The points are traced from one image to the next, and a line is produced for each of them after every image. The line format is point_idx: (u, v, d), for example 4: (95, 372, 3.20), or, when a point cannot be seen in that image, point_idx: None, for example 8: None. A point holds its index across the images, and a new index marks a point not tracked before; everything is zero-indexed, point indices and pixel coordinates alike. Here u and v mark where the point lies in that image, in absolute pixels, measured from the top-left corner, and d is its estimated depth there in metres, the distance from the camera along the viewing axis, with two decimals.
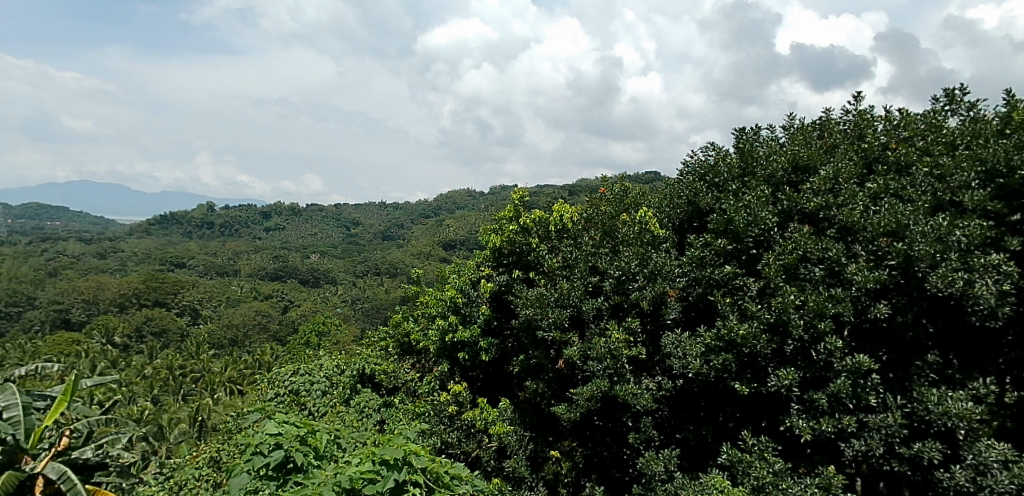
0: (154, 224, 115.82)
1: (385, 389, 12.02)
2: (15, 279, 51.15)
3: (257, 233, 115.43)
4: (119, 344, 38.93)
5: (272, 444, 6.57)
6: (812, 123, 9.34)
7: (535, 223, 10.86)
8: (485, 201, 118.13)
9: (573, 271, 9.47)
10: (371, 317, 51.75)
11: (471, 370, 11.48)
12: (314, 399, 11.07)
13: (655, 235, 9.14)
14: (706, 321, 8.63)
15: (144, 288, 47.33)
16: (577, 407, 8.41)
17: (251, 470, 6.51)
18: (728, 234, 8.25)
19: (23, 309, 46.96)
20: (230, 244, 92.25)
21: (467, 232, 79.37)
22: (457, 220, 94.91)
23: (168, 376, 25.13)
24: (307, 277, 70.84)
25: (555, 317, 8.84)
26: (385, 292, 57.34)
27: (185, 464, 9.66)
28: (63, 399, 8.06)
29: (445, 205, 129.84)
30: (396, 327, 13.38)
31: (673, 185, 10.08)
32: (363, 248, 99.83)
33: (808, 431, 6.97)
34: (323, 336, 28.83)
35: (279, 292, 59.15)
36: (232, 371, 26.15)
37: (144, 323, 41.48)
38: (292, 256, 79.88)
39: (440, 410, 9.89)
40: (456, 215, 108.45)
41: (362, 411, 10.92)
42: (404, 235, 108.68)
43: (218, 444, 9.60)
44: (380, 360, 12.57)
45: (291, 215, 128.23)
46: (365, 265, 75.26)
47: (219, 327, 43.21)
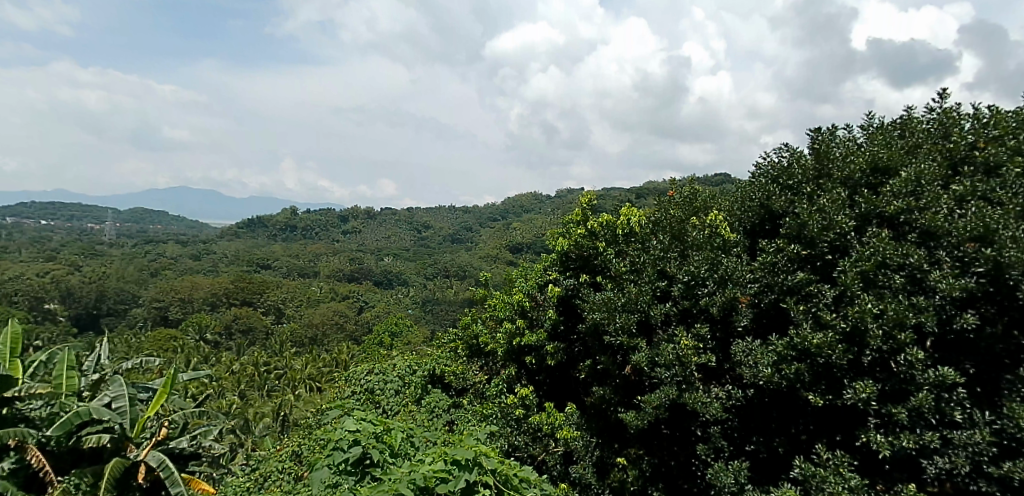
0: (242, 227, 122.57)
1: (454, 390, 12.37)
2: (121, 277, 55.45)
3: (334, 236, 119.64)
4: (210, 340, 41.45)
5: (351, 440, 6.96)
6: (892, 123, 9.04)
7: (603, 227, 10.98)
8: (552, 205, 117.68)
9: (640, 275, 9.54)
10: (441, 318, 52.54)
11: (537, 374, 11.69)
12: (388, 398, 11.48)
13: (726, 239, 9.11)
14: (778, 329, 8.42)
15: (233, 288, 50.13)
16: (645, 414, 8.43)
17: (331, 465, 6.88)
18: (801, 240, 8.08)
19: (129, 307, 50.95)
20: (310, 247, 96.05)
21: (534, 234, 79.14)
22: (525, 223, 94.92)
23: (255, 373, 26.57)
24: (381, 278, 72.82)
25: (622, 322, 8.94)
26: (453, 294, 58.01)
27: (269, 456, 10.26)
28: (164, 392, 8.79)
29: (513, 209, 130.37)
30: (466, 329, 13.74)
31: (743, 188, 9.94)
32: (434, 251, 101.52)
33: (886, 447, 6.76)
34: (396, 336, 29.57)
35: (355, 292, 61.11)
36: (312, 368, 27.31)
37: (233, 321, 43.90)
38: (367, 258, 82.34)
39: (508, 413, 10.31)
40: (523, 219, 108.51)
41: (433, 411, 11.29)
42: (474, 239, 109.81)
43: (300, 439, 10.15)
44: (450, 361, 12.95)
45: (365, 219, 131.94)
46: (435, 266, 76.50)
47: (301, 327, 45.06)
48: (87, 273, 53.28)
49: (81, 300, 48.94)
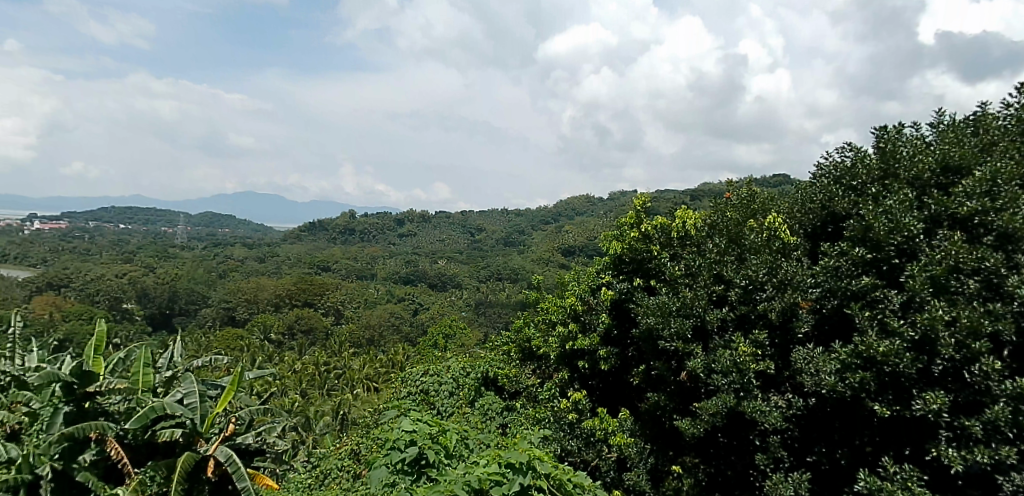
0: (303, 231, 126.44)
1: (507, 393, 12.46)
2: (192, 278, 58.03)
3: (390, 238, 121.98)
4: (274, 340, 42.93)
5: (408, 440, 7.12)
6: (964, 120, 8.66)
7: (657, 230, 10.88)
8: (605, 208, 116.81)
9: (695, 279, 9.42)
10: (494, 320, 52.84)
11: (590, 379, 11.64)
12: (442, 399, 11.65)
13: (786, 242, 8.87)
14: (842, 336, 8.21)
15: (295, 289, 51.77)
16: (701, 422, 8.31)
17: (389, 464, 7.01)
18: (866, 242, 7.78)
19: (199, 307, 53.24)
20: (368, 250, 98.15)
21: (587, 236, 78.68)
22: (578, 226, 94.52)
23: (315, 372, 27.38)
24: (435, 281, 73.75)
25: (677, 327, 8.84)
26: (506, 297, 58.26)
27: (330, 454, 10.58)
28: (232, 389, 9.19)
29: (566, 212, 130.09)
30: (518, 332, 13.81)
31: (803, 189, 9.68)
32: (487, 253, 102.26)
33: (958, 461, 6.45)
34: (450, 338, 29.93)
35: (410, 294, 62.12)
36: (370, 369, 27.91)
37: (295, 321, 45.36)
38: (422, 261, 83.61)
39: (561, 417, 10.43)
40: (575, 222, 108.08)
41: (487, 414, 11.38)
42: (527, 242, 110.06)
43: (358, 438, 10.41)
44: (503, 364, 13.05)
45: (420, 222, 133.91)
46: (488, 269, 76.99)
47: (359, 328, 46.14)
48: (160, 275, 56.12)
49: (156, 301, 51.61)
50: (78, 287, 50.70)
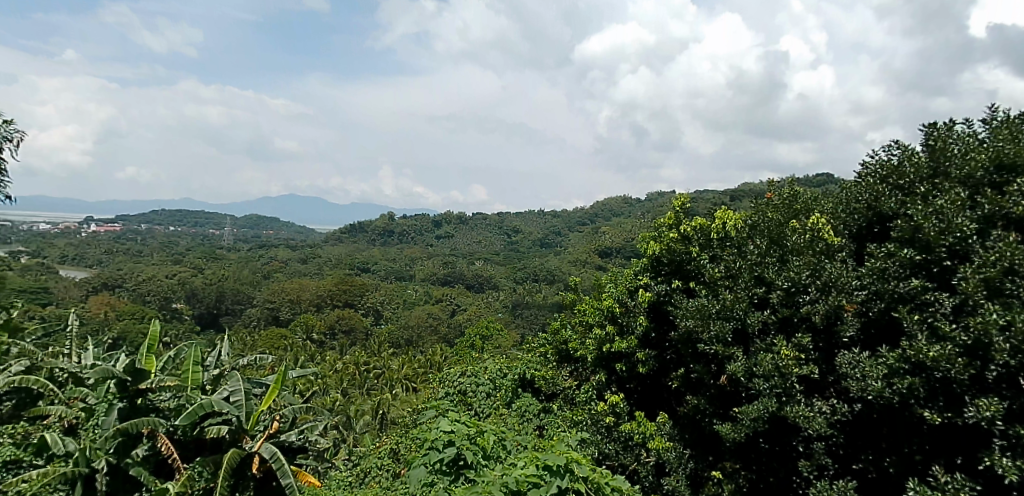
0: (344, 232, 128.65)
1: (544, 395, 12.48)
2: (238, 279, 59.64)
3: (428, 240, 123.08)
4: (316, 340, 43.80)
5: (446, 440, 7.18)
6: (1020, 115, 8.33)
7: (696, 231, 10.77)
8: (643, 208, 115.70)
9: (736, 281, 9.28)
10: (531, 322, 52.81)
11: (627, 382, 11.56)
12: (480, 400, 11.72)
13: (830, 243, 8.69)
14: (890, 341, 7.98)
15: (336, 290, 52.71)
16: (743, 427, 8.18)
17: (428, 464, 7.09)
18: (915, 244, 7.56)
19: (244, 306, 54.74)
20: (406, 251, 99.30)
21: (624, 237, 78.03)
22: (615, 227, 93.85)
23: (356, 372, 27.85)
24: (472, 282, 74.09)
25: (716, 330, 8.73)
26: (543, 299, 58.19)
27: (369, 453, 10.75)
28: (275, 387, 9.40)
29: (603, 213, 129.33)
30: (555, 334, 13.81)
31: (848, 189, 9.45)
32: (523, 255, 102.35)
33: (1013, 472, 6.17)
34: (487, 339, 30.08)
35: (448, 295, 62.57)
36: (408, 369, 28.24)
37: (336, 321, 46.24)
38: (459, 262, 84.16)
39: (598, 420, 10.35)
40: (613, 223, 107.33)
41: (524, 415, 11.41)
42: (563, 243, 109.75)
43: (397, 437, 10.56)
44: (540, 366, 13.08)
45: (457, 223, 134.75)
46: (525, 270, 77.03)
47: (398, 329, 46.71)
48: (208, 275, 57.83)
49: (204, 300, 53.25)
50: (131, 288, 52.65)
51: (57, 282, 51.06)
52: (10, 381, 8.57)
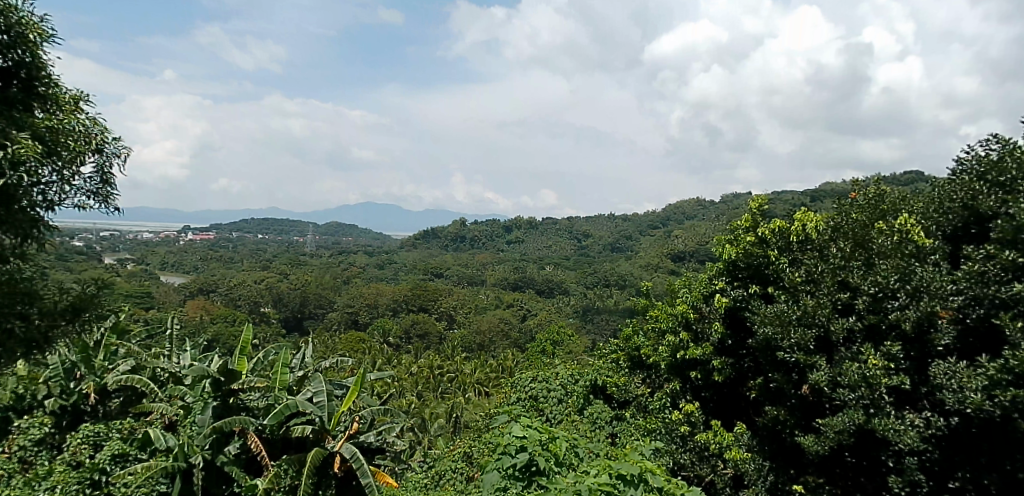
0: (417, 238, 131.70)
1: (616, 402, 12.41)
2: (318, 284, 62.09)
3: (499, 245, 124.10)
4: (392, 343, 45.03)
5: (518, 446, 7.22)
6: None
7: (774, 233, 10.45)
8: (717, 211, 112.54)
9: (818, 286, 8.94)
10: (602, 328, 52.23)
11: (703, 390, 11.31)
12: (552, 406, 11.67)
13: (921, 245, 8.24)
14: (990, 350, 7.43)
15: (410, 295, 53.93)
16: (827, 439, 7.87)
17: (501, 469, 7.15)
18: (1017, 245, 7.03)
19: (325, 311, 56.91)
20: (478, 257, 100.45)
21: (698, 241, 76.05)
22: (688, 230, 91.72)
23: (430, 375, 28.43)
24: (543, 287, 74.11)
25: (798, 338, 8.44)
26: (615, 304, 57.55)
27: (444, 455, 10.98)
28: (355, 389, 9.78)
29: (675, 216, 126.71)
30: (627, 340, 13.68)
31: (940, 187, 8.91)
32: (594, 259, 101.59)
33: None
34: (559, 344, 30.02)
35: (519, 300, 62.83)
36: (481, 373, 28.56)
37: (411, 326, 47.40)
38: (530, 267, 84.38)
39: (672, 429, 10.22)
40: (685, 227, 104.95)
41: (596, 422, 11.35)
42: (635, 248, 108.20)
43: (471, 441, 10.72)
44: (612, 372, 12.98)
45: (528, 228, 135.25)
46: (596, 275, 76.39)
47: (470, 333, 47.30)
48: (292, 280, 60.51)
49: (290, 305, 55.78)
50: (223, 292, 55.82)
51: (158, 287, 54.73)
52: (117, 379, 9.32)
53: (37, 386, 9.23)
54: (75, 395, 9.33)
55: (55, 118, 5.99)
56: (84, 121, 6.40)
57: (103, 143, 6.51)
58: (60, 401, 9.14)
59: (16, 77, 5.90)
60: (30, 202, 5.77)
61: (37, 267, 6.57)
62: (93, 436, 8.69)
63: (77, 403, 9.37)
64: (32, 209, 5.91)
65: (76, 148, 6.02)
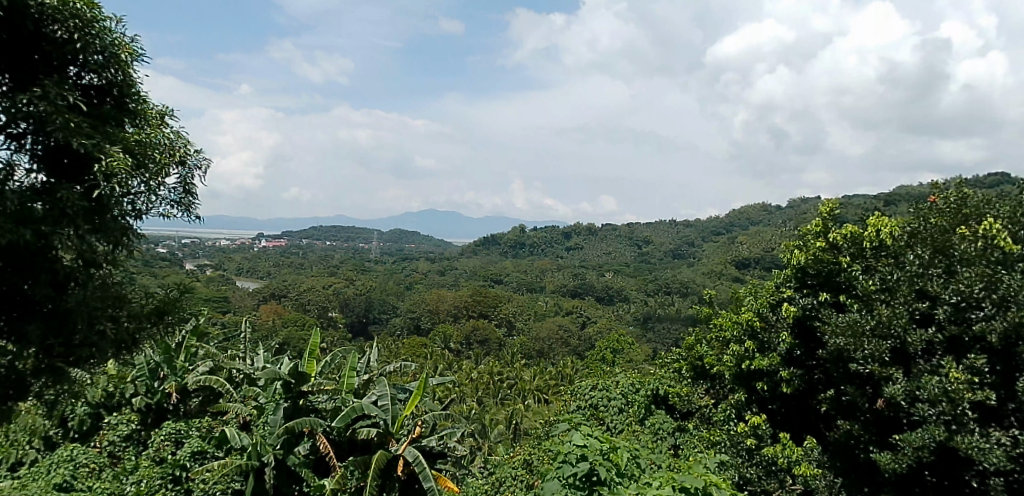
0: (477, 244, 133.00)
1: (679, 413, 12.20)
2: (382, 289, 63.57)
3: (558, 251, 123.88)
4: (453, 349, 45.58)
5: (579, 455, 7.19)
6: None
7: (846, 239, 10.07)
8: (783, 216, 108.97)
9: (894, 295, 8.54)
10: (664, 336, 51.32)
11: (770, 402, 11.03)
12: (612, 416, 11.44)
13: (1008, 252, 7.78)
14: None
15: (471, 301, 54.50)
16: (904, 457, 7.52)
17: (561, 477, 7.12)
18: None
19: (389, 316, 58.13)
20: (537, 263, 100.55)
21: (764, 247, 73.79)
22: (753, 236, 89.16)
23: (490, 381, 28.64)
24: (602, 294, 73.48)
25: (872, 349, 8.09)
26: (677, 313, 56.50)
27: (504, 462, 11.05)
28: (419, 393, 9.97)
29: (739, 222, 123.40)
30: (690, 349, 13.43)
31: None
32: (655, 266, 100.05)
33: None
34: (620, 352, 29.68)
35: (578, 307, 62.51)
36: (541, 380, 28.54)
37: (472, 332, 47.93)
38: (589, 274, 83.88)
39: (738, 442, 10.05)
40: (750, 233, 102.07)
41: (658, 433, 11.19)
42: (697, 254, 105.99)
43: (531, 449, 10.73)
44: (675, 382, 12.77)
45: (587, 234, 134.47)
46: (657, 283, 75.19)
47: (529, 340, 47.38)
48: (357, 286, 62.21)
49: (355, 310, 57.33)
50: (292, 297, 57.95)
51: (233, 292, 57.28)
52: (197, 380, 9.82)
53: (126, 385, 10.00)
54: (158, 394, 9.90)
55: (144, 132, 6.12)
56: (169, 134, 6.55)
57: (185, 155, 6.65)
58: (146, 399, 9.83)
59: (109, 94, 5.97)
60: (122, 211, 5.89)
61: (125, 271, 6.58)
62: (175, 433, 9.20)
63: (161, 401, 9.97)
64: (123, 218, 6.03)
65: (163, 160, 6.14)
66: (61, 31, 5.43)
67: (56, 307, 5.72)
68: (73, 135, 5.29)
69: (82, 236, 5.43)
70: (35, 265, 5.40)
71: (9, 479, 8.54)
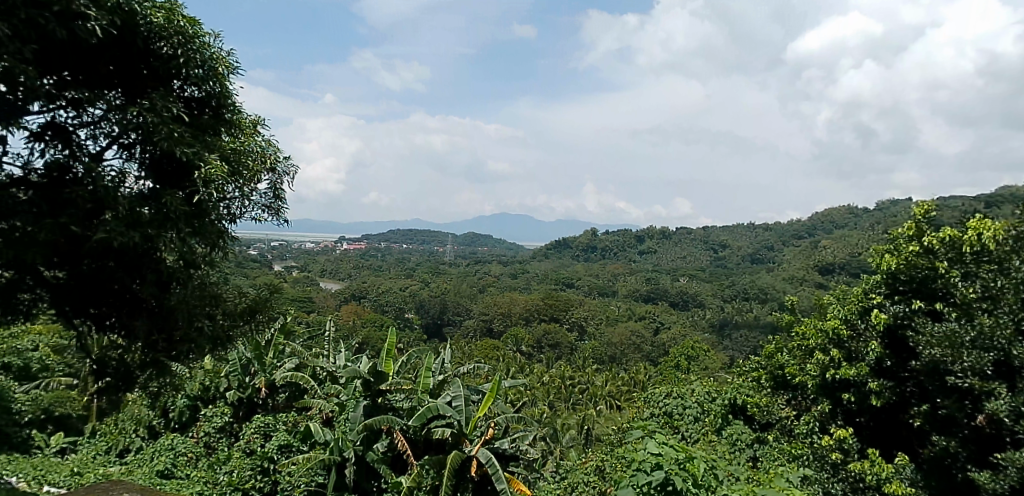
0: (548, 248, 133.17)
1: (758, 424, 11.78)
2: (455, 292, 64.64)
3: (631, 256, 122.26)
4: (525, 352, 45.81)
5: (654, 464, 7.06)
6: None
7: (943, 244, 9.49)
8: (871, 219, 103.43)
9: (996, 304, 7.97)
10: (741, 344, 49.67)
11: (857, 415, 10.55)
12: (687, 425, 11.14)
13: None
14: None
15: (543, 304, 54.58)
16: (1005, 477, 6.97)
17: (635, 485, 7.01)
18: None
19: (462, 318, 59.13)
20: (608, 267, 99.64)
21: (850, 252, 70.20)
22: (837, 240, 85.09)
23: (562, 386, 28.57)
24: (676, 299, 71.95)
25: (971, 362, 7.58)
26: (755, 320, 54.56)
27: (576, 467, 10.98)
28: (491, 395, 10.03)
29: (822, 226, 117.99)
30: (770, 358, 12.96)
31: None
32: (731, 271, 97.09)
33: None
34: (695, 360, 28.96)
35: (651, 313, 61.43)
36: (613, 386, 28.24)
37: (543, 336, 48.03)
38: (662, 279, 82.34)
39: (823, 456, 9.66)
40: (834, 237, 97.39)
41: (736, 444, 10.83)
42: (776, 259, 102.11)
43: (603, 455, 10.63)
44: (753, 392, 12.34)
45: (660, 238, 132.09)
46: (734, 288, 72.95)
47: (601, 345, 46.99)
48: (432, 288, 63.52)
49: (430, 311, 58.60)
50: (371, 298, 59.84)
51: (315, 292, 59.72)
52: (284, 376, 10.28)
53: (220, 379, 10.56)
54: (249, 388, 10.43)
55: (239, 140, 6.46)
56: (261, 142, 6.89)
57: (276, 162, 6.98)
58: (238, 393, 10.35)
59: (207, 106, 6.33)
60: (218, 215, 6.24)
61: (221, 272, 6.92)
62: (264, 426, 9.65)
63: (251, 395, 10.48)
64: (219, 221, 6.40)
65: (257, 168, 6.46)
66: (167, 48, 5.82)
67: (161, 304, 6.10)
68: (176, 143, 5.65)
69: (184, 239, 5.75)
70: (141, 265, 5.76)
71: (118, 465, 9.26)
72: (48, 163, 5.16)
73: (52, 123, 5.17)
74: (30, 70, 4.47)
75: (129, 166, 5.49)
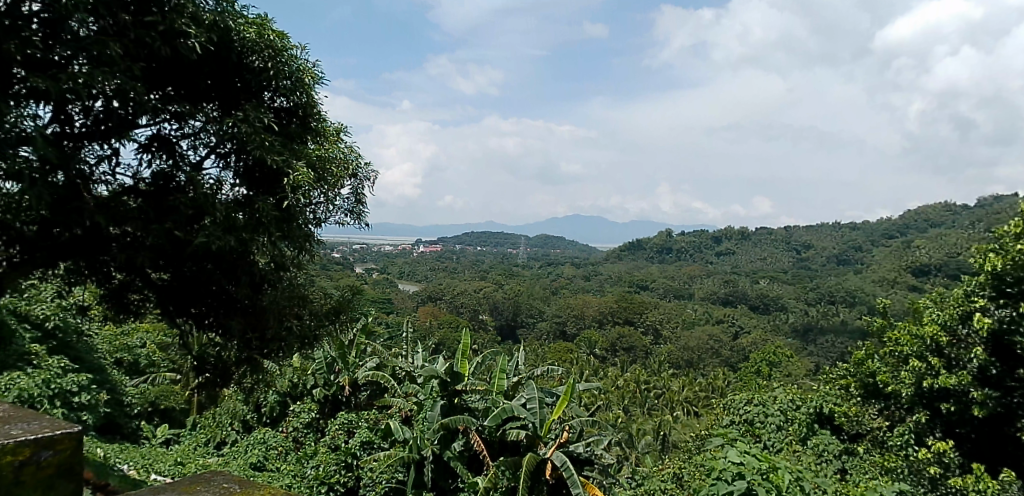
0: (621, 249, 131.65)
1: (846, 434, 11.24)
2: (528, 294, 64.93)
3: (707, 257, 119.14)
4: (598, 355, 45.46)
5: (735, 473, 6.86)
6: None
7: None
8: (971, 218, 96.55)
9: None
10: (827, 351, 47.41)
11: (958, 427, 9.79)
12: (769, 433, 10.68)
13: None
14: None
15: (616, 307, 53.96)
16: None
17: (714, 493, 6.84)
18: None
19: (536, 320, 59.32)
20: (684, 269, 97.48)
21: (947, 252, 65.77)
22: (932, 241, 79.90)
23: (637, 390, 28.16)
24: (756, 303, 69.55)
25: None
26: (842, 324, 51.95)
27: (653, 474, 10.79)
28: (565, 398, 9.98)
29: (916, 225, 111.10)
30: (859, 365, 12.33)
31: None
32: (815, 273, 92.95)
33: None
34: (777, 366, 27.88)
35: (730, 316, 59.60)
36: (690, 392, 27.59)
37: (617, 339, 47.50)
38: (741, 281, 79.78)
39: (918, 468, 9.12)
40: (930, 237, 91.52)
41: (822, 455, 10.12)
42: (864, 261, 96.96)
43: (681, 462, 10.42)
44: (841, 401, 11.76)
45: (738, 239, 128.04)
46: (818, 291, 69.81)
47: (677, 350, 46.00)
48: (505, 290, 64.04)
49: (503, 314, 59.14)
50: (446, 299, 60.92)
51: (393, 293, 61.39)
52: (366, 375, 10.59)
53: (308, 377, 11.01)
54: (334, 386, 10.85)
55: (324, 147, 6.68)
56: (344, 148, 7.12)
57: (357, 168, 7.21)
58: (324, 391, 10.79)
59: (296, 115, 6.55)
60: (305, 220, 6.49)
61: (308, 274, 7.21)
62: (347, 423, 10.01)
63: (336, 393, 10.90)
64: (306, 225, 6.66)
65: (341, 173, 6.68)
66: (258, 61, 6.09)
67: (253, 304, 6.37)
68: (267, 152, 5.88)
69: (274, 243, 6.01)
70: (236, 266, 6.04)
71: (216, 456, 9.86)
72: (155, 173, 5.50)
73: (158, 135, 5.53)
74: (139, 86, 4.75)
75: (226, 174, 5.79)
